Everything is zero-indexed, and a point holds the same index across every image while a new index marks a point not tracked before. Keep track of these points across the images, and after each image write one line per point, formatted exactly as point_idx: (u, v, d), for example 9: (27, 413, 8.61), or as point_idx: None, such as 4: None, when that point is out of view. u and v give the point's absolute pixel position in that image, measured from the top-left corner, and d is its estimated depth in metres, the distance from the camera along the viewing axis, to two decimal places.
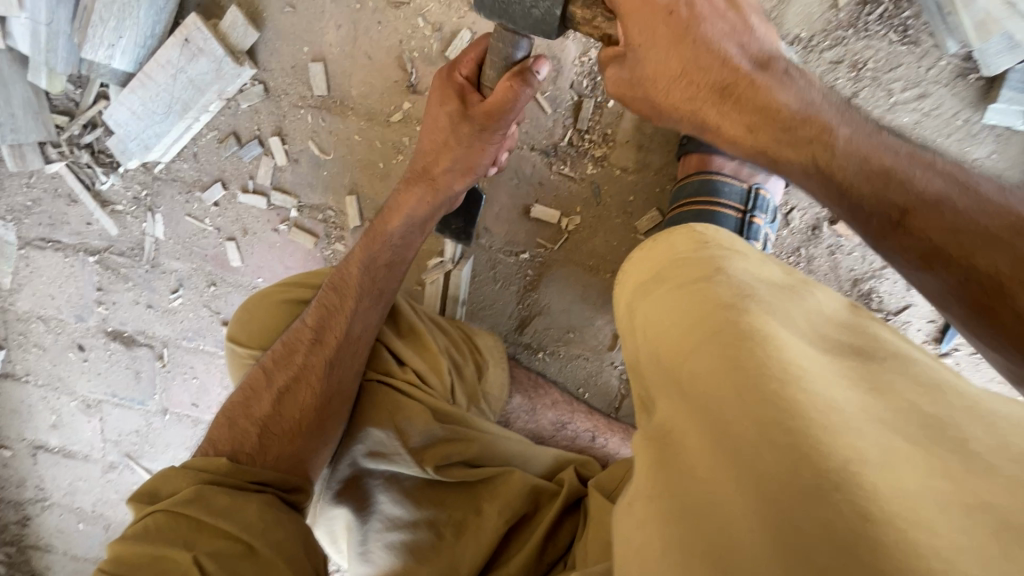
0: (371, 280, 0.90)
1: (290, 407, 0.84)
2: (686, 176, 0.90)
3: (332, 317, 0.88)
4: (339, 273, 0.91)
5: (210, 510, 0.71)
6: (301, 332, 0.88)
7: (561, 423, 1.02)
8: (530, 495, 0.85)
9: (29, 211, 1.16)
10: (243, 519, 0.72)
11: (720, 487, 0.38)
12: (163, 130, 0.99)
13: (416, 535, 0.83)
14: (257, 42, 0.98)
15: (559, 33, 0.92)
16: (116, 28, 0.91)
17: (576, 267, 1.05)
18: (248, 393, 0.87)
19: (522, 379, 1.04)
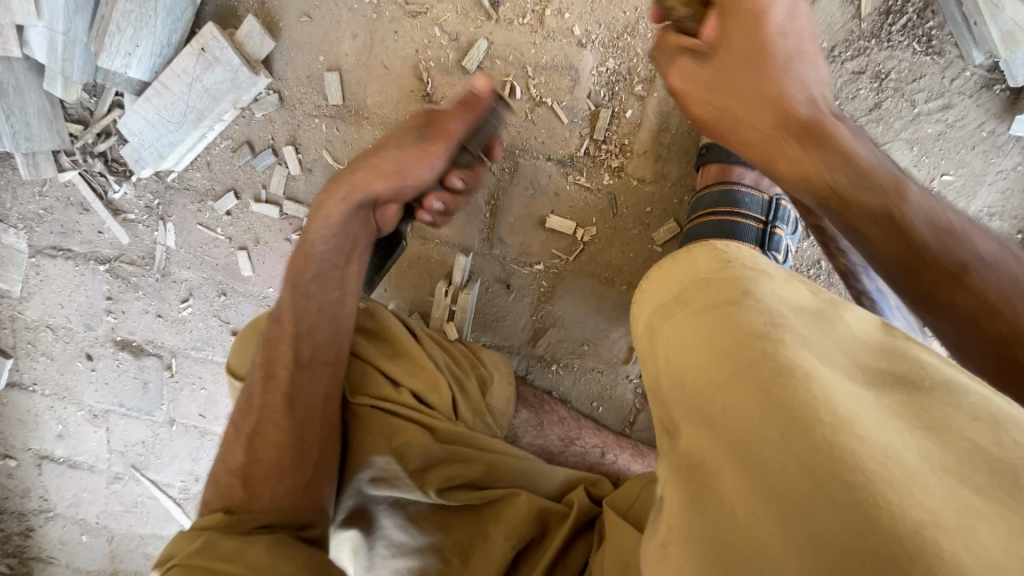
0: (339, 294, 0.87)
1: (263, 450, 0.82)
2: (705, 186, 0.89)
3: (278, 348, 0.85)
4: (277, 305, 0.88)
5: (218, 557, 0.69)
6: (253, 375, 0.85)
7: (570, 438, 1.00)
8: (536, 517, 0.83)
9: (40, 219, 1.15)
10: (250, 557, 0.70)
11: (763, 530, 0.36)
12: (178, 138, 0.99)
13: (423, 562, 0.81)
14: (273, 50, 0.97)
15: (577, 42, 0.90)
16: (133, 37, 0.90)
17: (590, 280, 1.04)
18: (228, 445, 0.84)
19: (528, 396, 1.02)
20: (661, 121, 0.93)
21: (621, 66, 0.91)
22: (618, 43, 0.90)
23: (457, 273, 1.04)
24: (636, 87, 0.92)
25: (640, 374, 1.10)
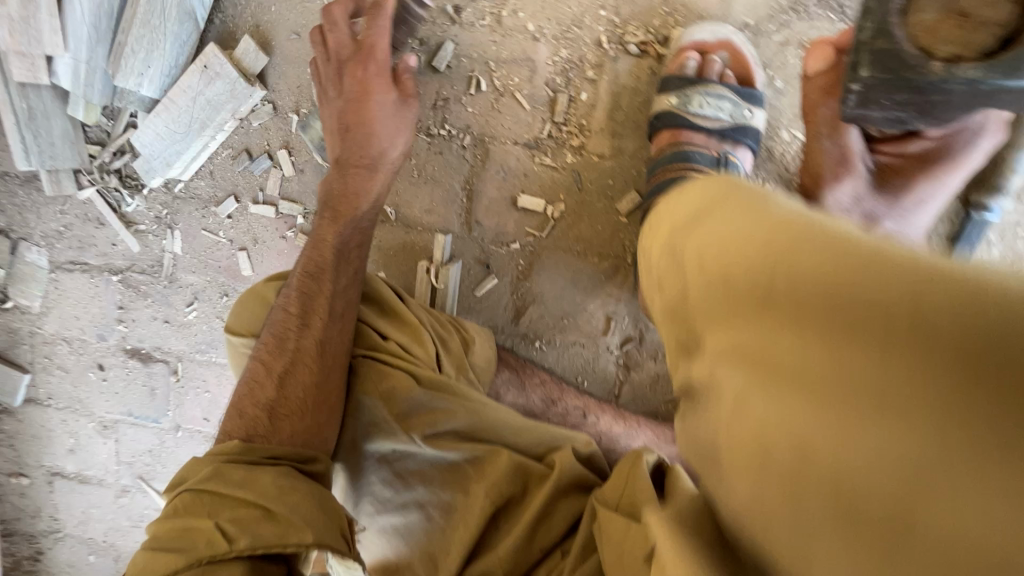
0: (347, 259, 0.97)
1: (293, 388, 0.87)
2: (660, 150, 0.96)
3: (313, 300, 0.93)
4: (312, 261, 0.96)
5: (230, 483, 0.73)
6: (286, 319, 0.92)
7: (551, 399, 1.05)
8: (516, 472, 0.88)
9: (60, 235, 1.26)
10: (262, 487, 0.73)
11: (871, 356, 0.33)
12: (183, 147, 1.11)
13: (407, 518, 0.87)
14: (267, 67, 1.10)
15: (531, 38, 1.02)
16: (146, 59, 1.03)
17: (564, 254, 1.11)
18: (252, 386, 0.88)
19: (509, 359, 1.10)
20: (613, 100, 1.03)
21: (573, 55, 1.02)
22: (568, 35, 1.01)
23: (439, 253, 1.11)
24: (588, 72, 1.02)
25: (620, 346, 1.14)
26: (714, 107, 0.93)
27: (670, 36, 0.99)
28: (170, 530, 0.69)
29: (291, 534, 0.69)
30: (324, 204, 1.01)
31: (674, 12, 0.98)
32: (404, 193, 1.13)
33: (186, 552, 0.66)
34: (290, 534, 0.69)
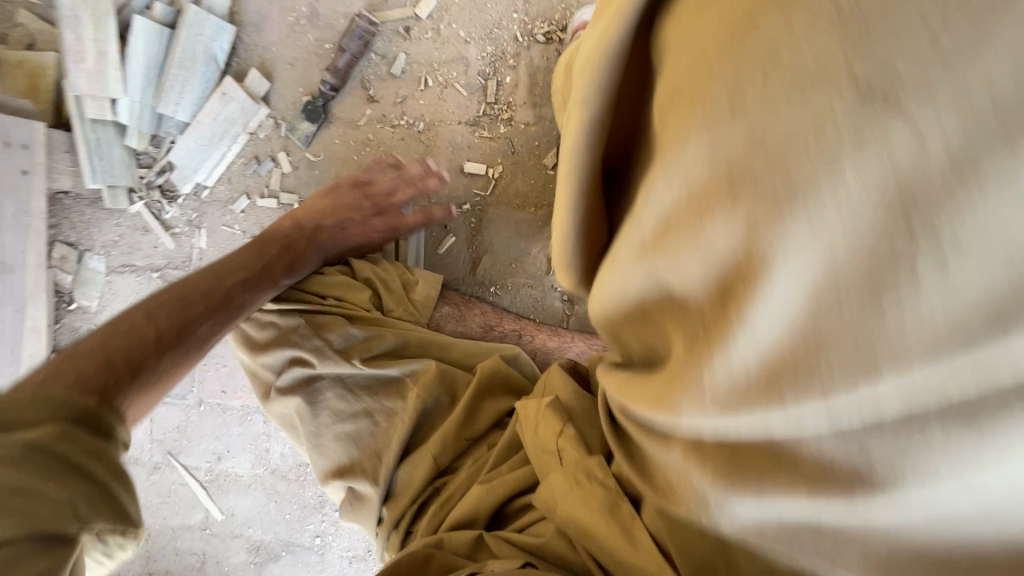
0: (263, 295, 1.07)
1: (172, 361, 0.89)
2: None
3: (234, 299, 1.02)
4: (248, 274, 1.06)
5: (78, 446, 0.63)
6: (197, 298, 0.97)
7: (488, 325, 1.23)
8: (443, 381, 1.08)
9: (115, 244, 1.57)
10: (107, 462, 0.65)
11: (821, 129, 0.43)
12: (207, 156, 1.43)
13: (359, 424, 1.06)
14: (270, 90, 1.42)
15: (463, 41, 1.31)
16: (181, 93, 1.38)
17: (506, 208, 1.32)
18: (129, 337, 0.85)
19: (453, 297, 1.29)
20: (531, 79, 1.28)
21: (496, 49, 1.29)
22: (491, 34, 1.29)
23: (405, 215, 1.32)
24: (510, 61, 1.29)
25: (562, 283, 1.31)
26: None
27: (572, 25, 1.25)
28: None
29: (90, 518, 0.61)
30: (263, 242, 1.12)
31: (571, 7, 1.25)
32: None
33: (20, 517, 0.56)
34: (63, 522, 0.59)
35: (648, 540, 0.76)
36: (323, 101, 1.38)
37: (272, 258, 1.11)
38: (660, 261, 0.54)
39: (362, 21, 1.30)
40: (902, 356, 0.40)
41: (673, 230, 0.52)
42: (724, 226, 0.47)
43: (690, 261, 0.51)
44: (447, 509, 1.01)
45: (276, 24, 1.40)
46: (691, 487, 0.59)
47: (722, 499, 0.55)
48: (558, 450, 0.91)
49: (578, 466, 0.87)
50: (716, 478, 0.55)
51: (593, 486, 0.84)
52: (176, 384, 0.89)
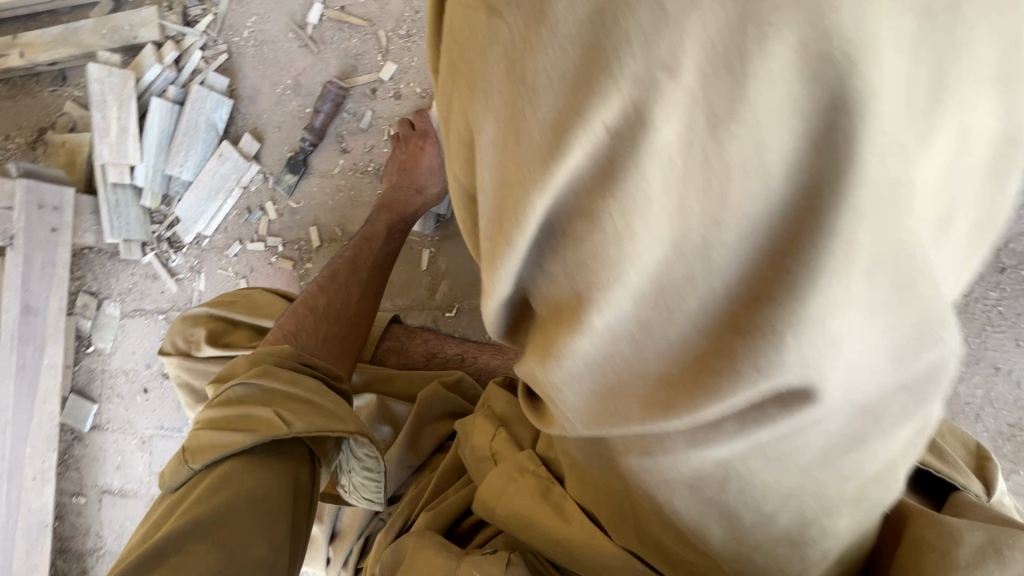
0: (390, 239, 1.32)
1: (324, 328, 1.15)
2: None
3: (350, 278, 1.24)
4: (361, 258, 1.27)
5: (279, 379, 0.92)
6: (329, 283, 1.22)
7: (431, 352, 1.30)
8: (381, 411, 1.18)
9: (129, 291, 1.77)
10: (303, 388, 0.94)
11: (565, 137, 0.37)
12: (206, 210, 1.64)
13: None
14: (260, 150, 1.64)
15: (420, 96, 1.50)
16: (185, 157, 1.61)
17: (461, 238, 1.44)
18: (296, 322, 1.13)
19: (398, 332, 1.33)
20: None
21: None
22: None
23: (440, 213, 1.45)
24: None
25: None
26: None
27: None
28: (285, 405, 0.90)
29: (337, 423, 0.90)
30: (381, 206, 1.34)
31: None
32: (352, 216, 1.57)
33: (249, 431, 0.84)
34: (336, 422, 0.90)
35: (581, 512, 0.73)
36: (304, 155, 1.57)
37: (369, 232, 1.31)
38: (460, 163, 0.47)
39: (333, 87, 1.51)
40: (622, 171, 0.36)
41: (462, 135, 0.45)
42: (480, 114, 0.41)
43: (476, 161, 0.44)
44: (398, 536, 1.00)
45: (267, 95, 1.63)
46: (538, 390, 0.55)
47: (553, 381, 0.50)
48: (493, 452, 0.92)
49: (514, 462, 0.85)
50: (538, 362, 0.50)
51: (526, 476, 0.82)
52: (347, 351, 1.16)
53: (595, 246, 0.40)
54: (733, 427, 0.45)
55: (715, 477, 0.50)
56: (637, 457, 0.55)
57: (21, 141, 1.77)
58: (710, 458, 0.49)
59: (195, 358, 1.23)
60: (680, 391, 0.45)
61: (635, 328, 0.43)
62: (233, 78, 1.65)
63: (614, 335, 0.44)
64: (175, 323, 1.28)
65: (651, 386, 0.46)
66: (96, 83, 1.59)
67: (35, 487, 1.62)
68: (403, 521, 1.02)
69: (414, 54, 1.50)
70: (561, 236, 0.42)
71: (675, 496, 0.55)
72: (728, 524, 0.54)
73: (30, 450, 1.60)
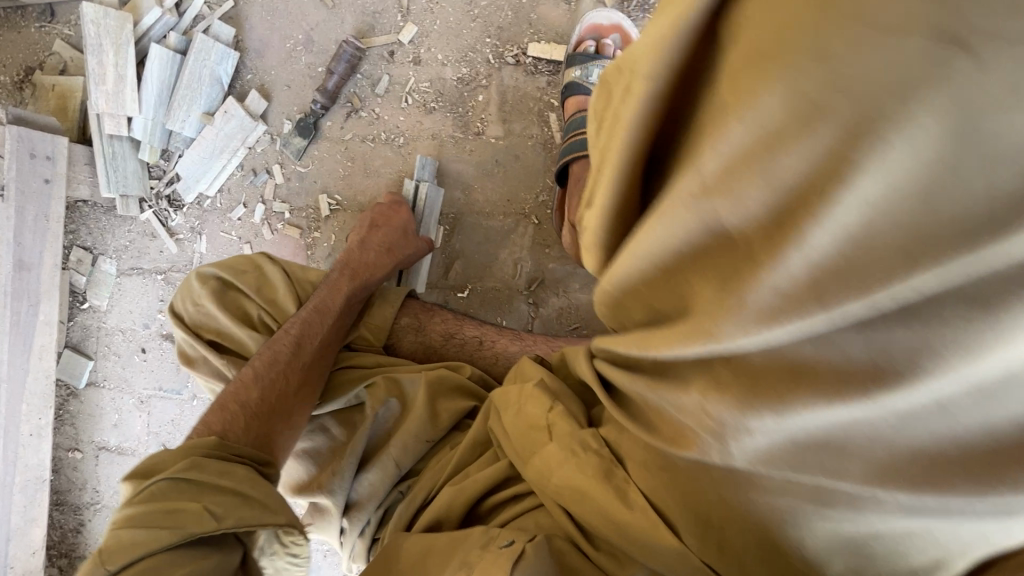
0: (349, 309, 1.22)
1: (280, 395, 1.08)
2: (571, 115, 1.25)
3: (310, 330, 1.15)
4: (316, 309, 1.18)
5: (204, 473, 0.90)
6: (284, 337, 1.14)
7: (449, 334, 1.28)
8: (391, 388, 1.15)
9: (127, 248, 1.71)
10: (232, 477, 0.92)
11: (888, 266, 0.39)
12: (210, 170, 1.56)
13: (320, 442, 1.18)
14: (267, 110, 1.56)
15: (440, 64, 1.42)
16: (188, 111, 1.52)
17: (477, 218, 1.40)
18: (241, 384, 1.08)
19: (414, 307, 1.31)
20: (502, 97, 1.38)
21: (471, 72, 1.40)
22: (465, 58, 1.40)
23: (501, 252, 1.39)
24: (482, 82, 1.39)
25: (527, 287, 1.38)
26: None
27: (546, 46, 1.35)
28: (203, 491, 0.88)
29: (267, 514, 0.90)
30: (348, 265, 1.24)
31: (538, 32, 1.36)
32: (360, 184, 1.50)
33: (174, 527, 0.81)
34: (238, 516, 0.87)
35: (644, 500, 0.71)
36: (314, 118, 1.49)
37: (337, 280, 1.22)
38: (728, 202, 0.44)
39: (349, 46, 1.41)
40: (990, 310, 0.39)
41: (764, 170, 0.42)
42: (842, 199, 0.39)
43: (779, 203, 0.42)
44: (415, 511, 1.02)
45: (275, 50, 1.54)
46: (698, 422, 0.56)
47: (743, 425, 0.51)
48: (550, 424, 0.83)
49: (572, 438, 0.80)
50: (728, 403, 0.52)
51: (589, 455, 0.78)
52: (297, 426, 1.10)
53: (942, 338, 0.40)
54: (979, 508, 0.44)
55: (877, 530, 0.50)
56: (794, 501, 0.54)
57: (7, 81, 1.65)
58: (899, 524, 0.49)
59: (202, 322, 1.20)
60: (925, 476, 0.45)
61: (910, 418, 0.44)
62: (239, 28, 1.55)
63: (869, 418, 0.45)
64: (183, 282, 1.23)
65: (868, 462, 0.47)
66: (90, 24, 1.46)
67: (32, 443, 1.61)
68: (425, 496, 1.03)
69: (436, 17, 1.41)
70: (886, 321, 0.42)
71: (804, 531, 0.55)
72: (859, 558, 0.54)
73: (26, 406, 1.57)
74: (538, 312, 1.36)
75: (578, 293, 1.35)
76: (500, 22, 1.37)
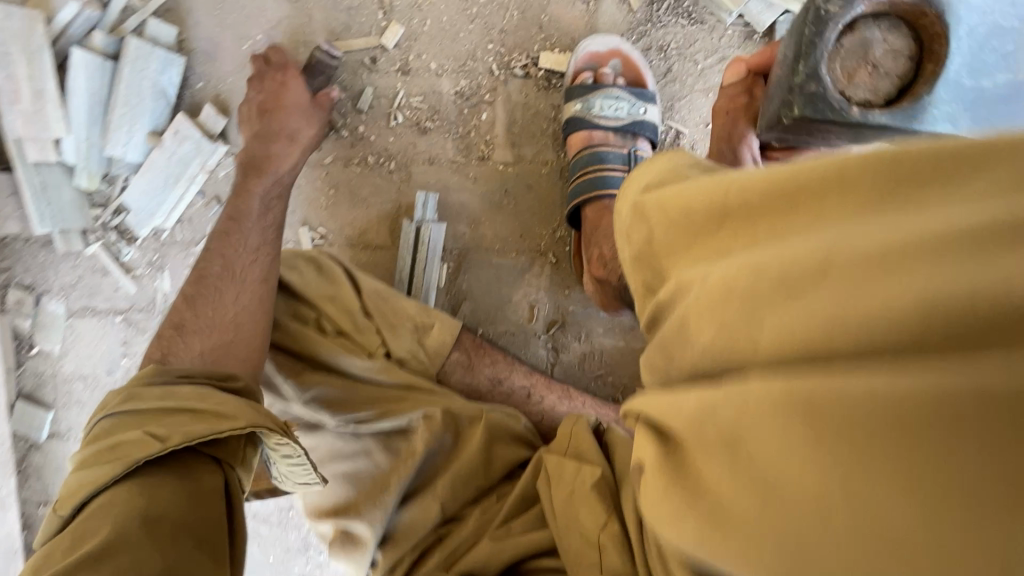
0: (266, 210, 1.04)
1: (209, 326, 0.92)
2: (576, 152, 1.09)
3: (227, 249, 0.98)
4: (226, 225, 1.01)
5: (145, 399, 0.77)
6: (203, 269, 0.97)
7: (498, 379, 1.08)
8: (449, 421, 0.96)
9: (75, 286, 1.48)
10: (179, 397, 0.78)
11: None
12: (164, 200, 1.33)
13: (357, 464, 0.92)
14: (227, 126, 1.32)
15: (434, 74, 1.21)
16: (129, 131, 1.26)
17: (486, 253, 1.24)
18: (173, 328, 0.92)
19: (467, 339, 1.09)
20: (509, 117, 1.19)
21: (471, 84, 1.20)
22: (464, 68, 1.19)
23: (526, 292, 1.24)
24: (485, 97, 1.19)
25: (546, 330, 1.24)
26: (614, 108, 1.07)
27: (561, 57, 1.16)
28: (147, 416, 0.76)
29: (220, 421, 0.75)
30: (243, 166, 1.07)
31: (549, 38, 1.16)
32: (345, 214, 1.28)
33: (111, 462, 0.70)
34: (194, 429, 0.73)
35: None
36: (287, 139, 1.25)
37: (239, 185, 1.06)
38: None
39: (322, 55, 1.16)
40: None
41: None
42: None
43: None
44: (453, 563, 0.85)
45: (230, 55, 1.30)
46: None
47: None
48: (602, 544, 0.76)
49: None
50: None
51: None
52: (243, 357, 0.91)
53: None
54: None
55: None
56: None
57: None
58: None
59: None
60: None
61: None
62: (182, 25, 1.30)
63: None
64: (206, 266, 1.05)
65: None
66: None
67: None
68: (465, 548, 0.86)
69: (426, 16, 1.20)
70: None
71: None
72: None
73: None
74: (560, 358, 1.22)
75: (601, 338, 1.23)
76: (503, 25, 1.17)
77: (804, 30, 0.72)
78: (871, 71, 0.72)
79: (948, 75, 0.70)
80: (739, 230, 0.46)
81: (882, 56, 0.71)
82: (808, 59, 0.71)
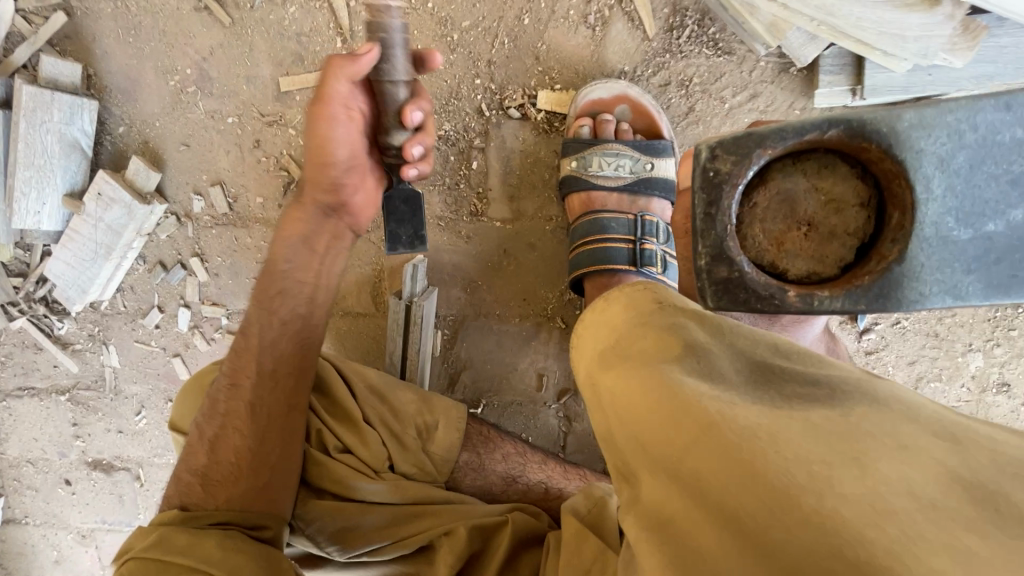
0: (276, 316, 0.87)
1: (225, 451, 0.82)
2: (575, 218, 0.93)
3: (241, 360, 0.86)
4: (241, 336, 0.87)
5: (171, 548, 0.71)
6: (216, 384, 0.86)
7: (511, 476, 0.97)
8: (475, 533, 0.83)
9: (5, 365, 1.28)
10: (204, 544, 0.72)
11: None
12: (94, 273, 1.10)
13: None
14: (162, 180, 1.10)
15: None
16: (39, 197, 1.03)
17: (486, 319, 1.10)
18: (191, 453, 0.84)
19: (474, 434, 0.97)
20: (505, 165, 1.02)
21: (457, 127, 1.00)
22: (447, 109, 1.00)
23: (533, 359, 1.10)
24: (475, 141, 1.01)
25: (557, 400, 1.12)
26: (614, 166, 0.92)
27: (563, 96, 0.98)
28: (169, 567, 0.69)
29: None
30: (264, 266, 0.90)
31: (548, 70, 0.97)
32: None
33: None
34: None
35: None
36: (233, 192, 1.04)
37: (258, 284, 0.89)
38: None
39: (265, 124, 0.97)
40: None
41: None
42: None
43: None
44: None
45: (157, 94, 1.07)
46: None
47: None
48: None
49: None
50: None
51: None
52: (272, 482, 0.81)
53: None
54: None
55: None
56: None
57: None
58: None
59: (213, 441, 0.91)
60: None
61: None
62: (90, 60, 1.06)
63: None
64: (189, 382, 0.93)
65: None
66: None
67: None
68: None
69: None
70: None
71: None
72: None
73: None
74: (574, 427, 1.12)
75: None
76: (492, 55, 0.97)
77: (695, 203, 0.57)
78: (807, 232, 0.58)
79: (925, 231, 0.53)
80: (661, 506, 0.47)
81: (820, 211, 0.58)
82: (708, 236, 0.57)
